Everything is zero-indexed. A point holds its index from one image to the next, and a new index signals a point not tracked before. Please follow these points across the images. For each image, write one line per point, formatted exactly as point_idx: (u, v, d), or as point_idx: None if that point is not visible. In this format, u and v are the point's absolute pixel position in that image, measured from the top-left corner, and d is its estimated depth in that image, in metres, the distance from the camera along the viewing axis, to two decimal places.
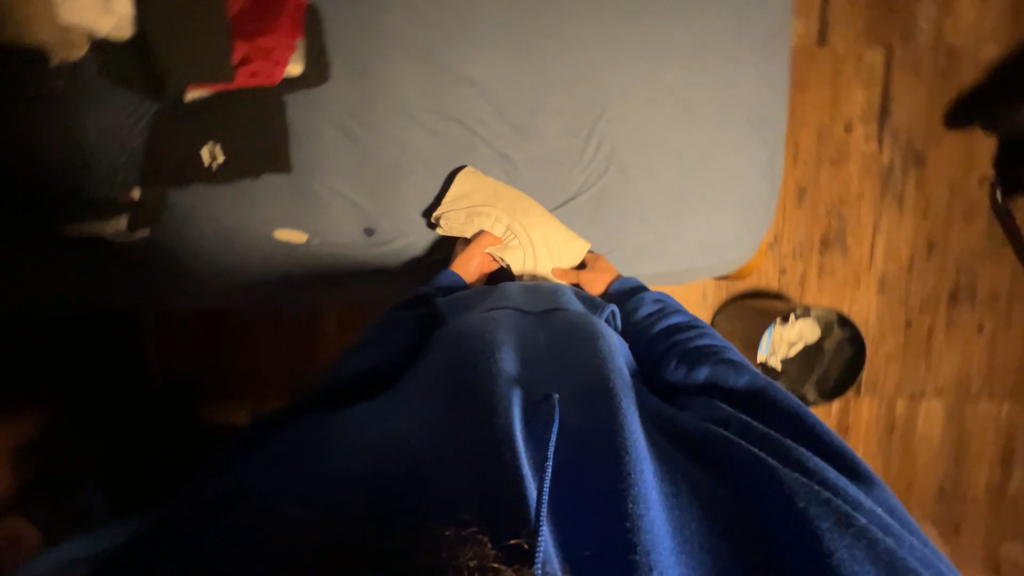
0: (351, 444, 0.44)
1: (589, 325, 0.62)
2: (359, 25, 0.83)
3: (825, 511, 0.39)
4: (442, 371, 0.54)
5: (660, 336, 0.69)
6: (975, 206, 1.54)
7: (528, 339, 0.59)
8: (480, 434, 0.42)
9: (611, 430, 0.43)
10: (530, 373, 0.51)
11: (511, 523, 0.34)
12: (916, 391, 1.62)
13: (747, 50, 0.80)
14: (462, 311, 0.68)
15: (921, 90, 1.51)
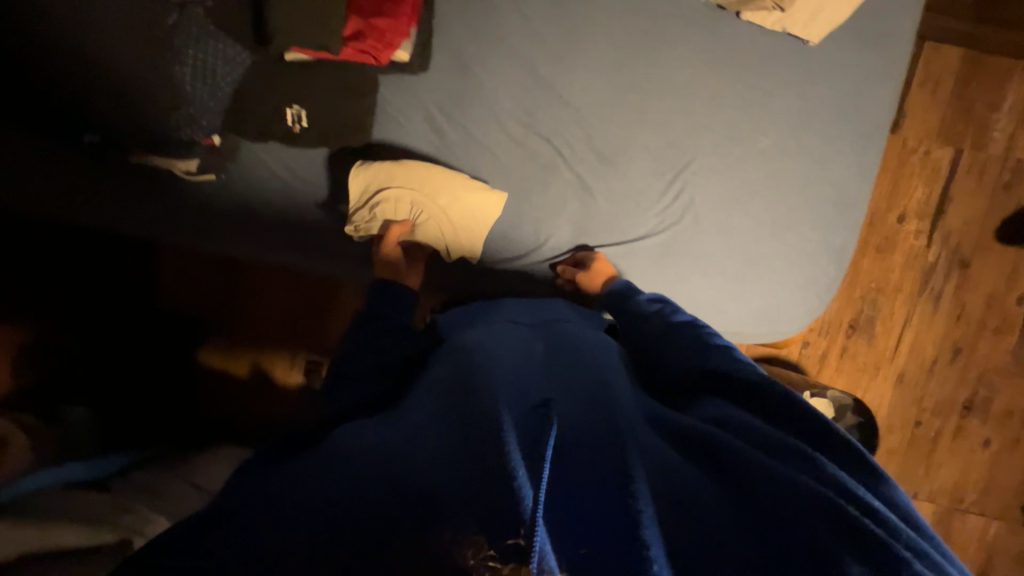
0: (363, 446, 0.48)
1: (580, 341, 0.66)
2: (471, 23, 0.83)
3: (834, 530, 0.40)
4: (454, 373, 0.57)
5: (659, 332, 0.70)
6: (1008, 323, 1.54)
7: (529, 351, 0.62)
8: (476, 430, 0.44)
9: (599, 454, 0.46)
10: (525, 379, 0.54)
11: (501, 522, 0.35)
12: (909, 490, 1.61)
13: (847, 133, 0.79)
14: (469, 323, 0.73)
15: (981, 198, 1.51)
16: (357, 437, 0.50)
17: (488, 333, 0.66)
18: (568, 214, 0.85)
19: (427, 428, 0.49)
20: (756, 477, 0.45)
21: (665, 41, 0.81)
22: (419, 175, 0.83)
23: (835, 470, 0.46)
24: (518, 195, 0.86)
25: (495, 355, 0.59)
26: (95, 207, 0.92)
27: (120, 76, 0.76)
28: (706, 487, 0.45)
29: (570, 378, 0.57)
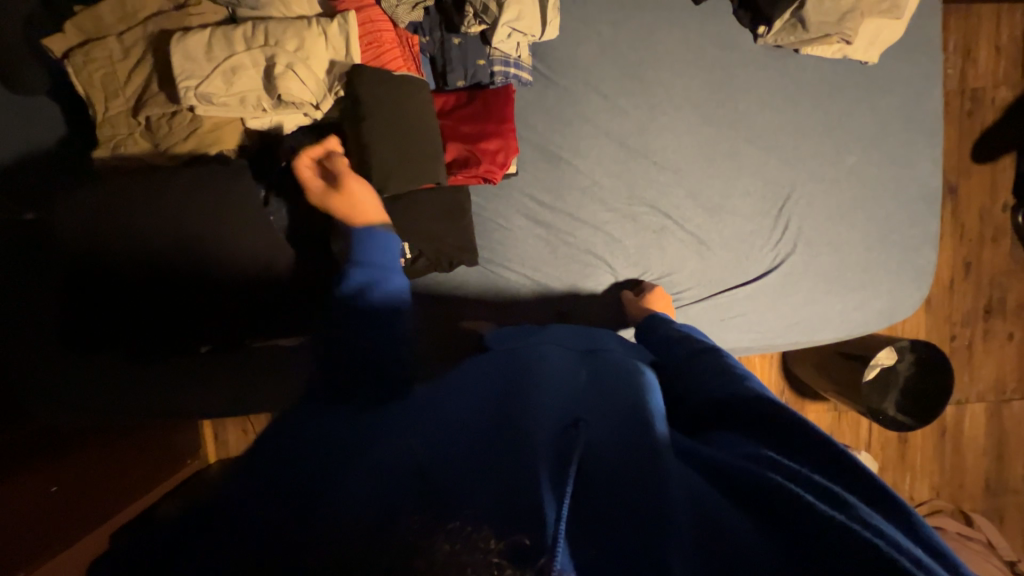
0: (383, 445, 0.44)
1: (618, 365, 0.59)
2: (553, 114, 0.82)
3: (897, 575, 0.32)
4: (482, 405, 0.51)
5: (687, 355, 0.64)
6: (1002, 229, 1.72)
7: (570, 374, 0.58)
8: (510, 451, 0.42)
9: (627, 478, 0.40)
10: (565, 404, 0.50)
11: (522, 521, 0.34)
12: (961, 397, 1.79)
13: (917, 131, 0.86)
14: (522, 349, 0.65)
15: (953, 127, 1.66)
16: (378, 443, 0.45)
17: (541, 356, 0.61)
18: (690, 269, 0.87)
19: (438, 437, 0.45)
20: (780, 514, 0.37)
21: (739, 86, 0.83)
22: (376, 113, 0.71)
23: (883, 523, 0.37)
24: (638, 265, 0.87)
25: (548, 379, 0.55)
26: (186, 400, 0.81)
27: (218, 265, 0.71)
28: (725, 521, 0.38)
29: (614, 389, 0.53)
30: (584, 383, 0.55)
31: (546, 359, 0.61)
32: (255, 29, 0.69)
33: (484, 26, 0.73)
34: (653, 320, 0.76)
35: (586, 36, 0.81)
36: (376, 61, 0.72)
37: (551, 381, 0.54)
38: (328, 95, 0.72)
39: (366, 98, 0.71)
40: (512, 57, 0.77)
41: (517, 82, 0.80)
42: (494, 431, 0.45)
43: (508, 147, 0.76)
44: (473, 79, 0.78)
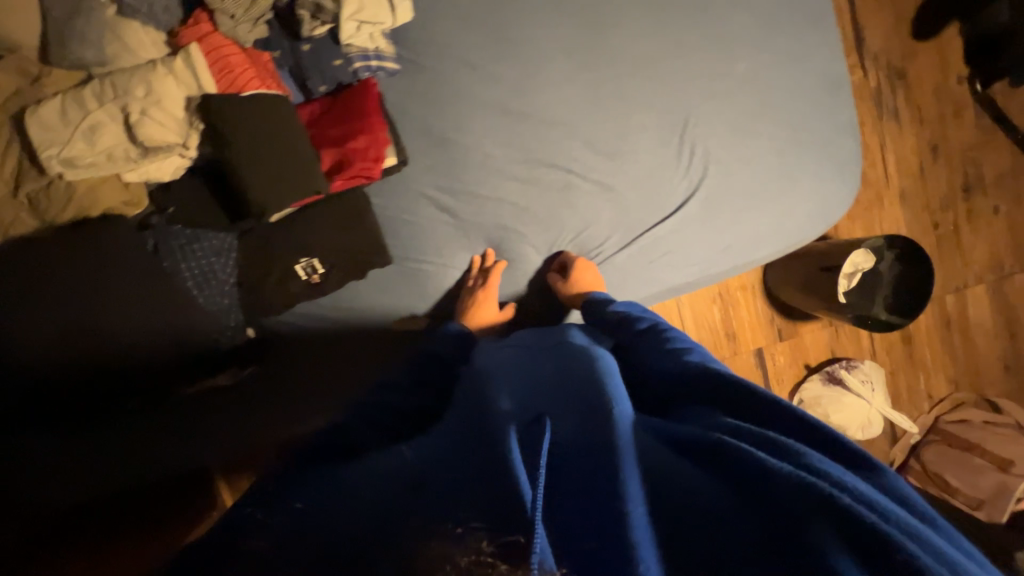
0: (359, 481, 0.49)
1: (576, 348, 0.64)
2: (428, 97, 0.81)
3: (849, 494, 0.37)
4: (458, 425, 0.56)
5: (640, 331, 0.69)
6: (961, 103, 1.64)
7: (533, 367, 0.63)
8: (488, 457, 0.46)
9: (594, 459, 0.44)
10: (534, 400, 0.55)
11: (507, 509, 0.40)
12: (960, 284, 1.73)
13: (804, 22, 0.82)
14: (497, 360, 0.68)
15: (885, 11, 1.59)
16: (347, 484, 0.49)
17: (503, 364, 0.66)
18: (606, 219, 0.85)
19: (416, 463, 0.50)
20: (748, 469, 0.40)
21: (609, 23, 0.81)
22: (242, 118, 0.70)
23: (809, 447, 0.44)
24: (553, 227, 0.85)
25: (514, 384, 0.60)
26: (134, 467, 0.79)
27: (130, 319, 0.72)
28: (689, 483, 0.41)
29: (577, 371, 0.57)
30: (549, 372, 0.60)
31: (513, 364, 0.66)
32: (106, 84, 0.69)
33: (328, 26, 0.72)
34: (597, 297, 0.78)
35: (440, 10, 0.80)
36: (229, 85, 0.71)
37: (515, 384, 0.60)
38: (191, 131, 0.72)
39: (225, 122, 0.69)
40: (370, 51, 0.77)
41: (382, 73, 0.79)
42: (469, 448, 0.49)
43: (376, 141, 0.74)
44: (335, 81, 0.77)
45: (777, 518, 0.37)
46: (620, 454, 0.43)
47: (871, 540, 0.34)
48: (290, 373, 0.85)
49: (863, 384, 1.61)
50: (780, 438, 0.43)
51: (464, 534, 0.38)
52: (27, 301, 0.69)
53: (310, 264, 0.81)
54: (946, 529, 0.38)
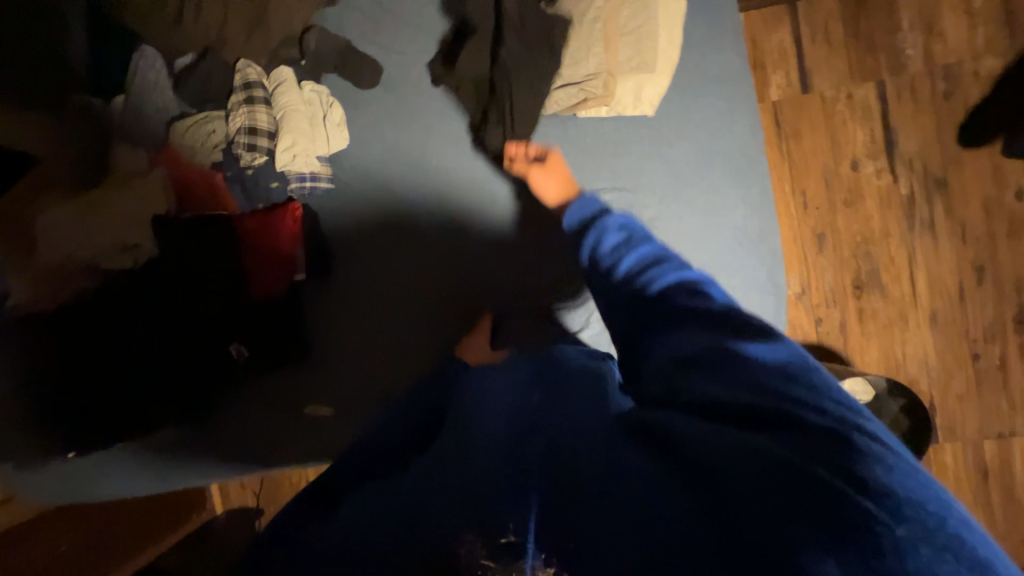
0: (378, 497, 0.55)
1: (569, 370, 0.62)
2: (353, 218, 0.92)
3: (782, 495, 0.37)
4: (462, 413, 0.61)
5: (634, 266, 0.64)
6: (1019, 222, 1.42)
7: (522, 392, 0.61)
8: (474, 456, 0.52)
9: (574, 453, 0.48)
10: (519, 414, 0.57)
11: (492, 527, 0.45)
12: (1004, 430, 1.45)
13: (721, 177, 0.80)
14: (479, 373, 0.70)
15: (925, 115, 1.43)
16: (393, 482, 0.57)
17: (504, 366, 0.71)
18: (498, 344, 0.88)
19: (433, 463, 0.55)
20: (705, 457, 0.42)
21: None
22: (180, 228, 0.86)
23: (819, 421, 0.42)
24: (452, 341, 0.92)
25: (510, 386, 0.63)
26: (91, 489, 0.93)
27: (86, 384, 0.85)
28: (639, 471, 0.44)
29: (568, 381, 0.60)
30: (547, 377, 0.62)
31: (513, 363, 0.70)
32: (94, 195, 0.85)
33: (266, 157, 0.85)
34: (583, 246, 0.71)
35: (374, 142, 0.91)
36: (189, 204, 0.87)
37: (506, 387, 0.63)
38: (146, 235, 0.86)
39: (171, 232, 0.86)
40: (306, 173, 0.87)
41: (317, 190, 0.90)
42: (466, 443, 0.55)
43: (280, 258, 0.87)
44: (271, 199, 0.89)
45: (709, 503, 0.39)
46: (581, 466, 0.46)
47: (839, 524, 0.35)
48: (230, 426, 0.94)
49: None
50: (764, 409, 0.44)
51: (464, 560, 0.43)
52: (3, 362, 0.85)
53: (239, 348, 0.92)
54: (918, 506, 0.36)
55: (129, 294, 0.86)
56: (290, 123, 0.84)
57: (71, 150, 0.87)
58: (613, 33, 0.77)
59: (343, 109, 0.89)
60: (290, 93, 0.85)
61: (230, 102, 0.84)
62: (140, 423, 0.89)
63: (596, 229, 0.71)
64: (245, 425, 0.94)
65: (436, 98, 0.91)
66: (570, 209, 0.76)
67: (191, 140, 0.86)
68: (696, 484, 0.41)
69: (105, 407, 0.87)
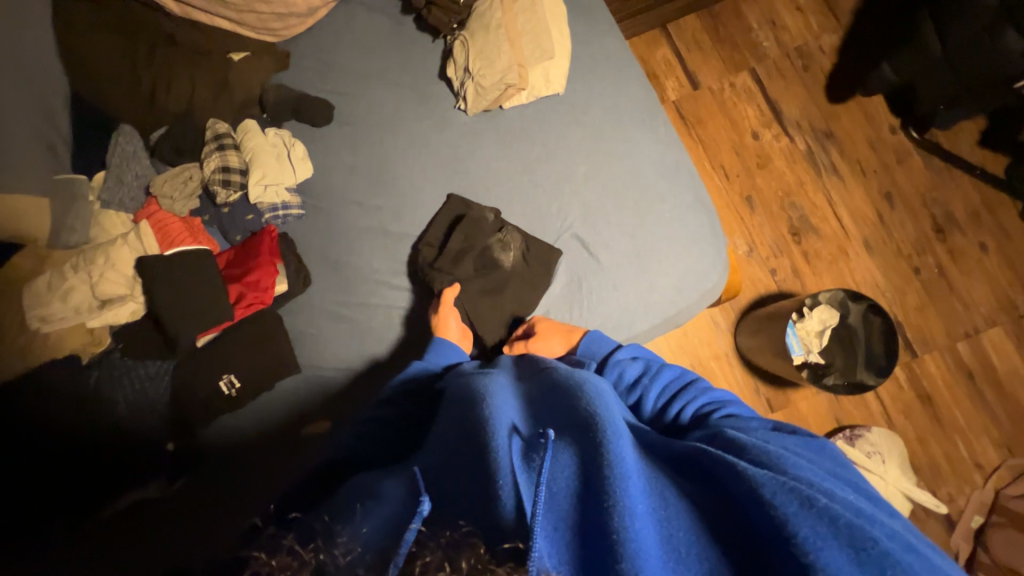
0: (376, 492, 0.55)
1: (564, 375, 0.69)
2: (325, 234, 0.99)
3: (790, 497, 0.45)
4: (460, 424, 0.63)
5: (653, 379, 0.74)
6: (902, 151, 1.65)
7: (523, 398, 0.69)
8: (480, 462, 0.53)
9: (586, 455, 0.51)
10: (529, 419, 0.63)
11: (502, 535, 0.44)
12: (969, 329, 1.55)
13: (633, 127, 0.96)
14: (473, 375, 0.75)
15: (795, 86, 1.72)
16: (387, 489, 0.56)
17: (501, 381, 0.73)
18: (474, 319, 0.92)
19: (436, 480, 0.55)
20: (722, 467, 0.51)
21: (464, 141, 1.00)
22: (163, 268, 0.89)
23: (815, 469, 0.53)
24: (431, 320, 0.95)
25: (516, 404, 0.67)
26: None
27: (75, 437, 0.87)
28: (676, 492, 0.51)
29: (572, 384, 0.65)
30: (550, 386, 0.68)
31: (516, 384, 0.74)
32: (81, 258, 0.93)
33: (240, 192, 0.95)
34: (602, 363, 0.79)
35: (335, 166, 1.02)
36: (165, 246, 0.92)
37: (511, 402, 0.66)
38: (135, 283, 0.94)
39: (155, 271, 0.89)
40: (278, 203, 0.97)
41: (289, 217, 0.99)
42: (468, 453, 0.56)
43: (266, 274, 0.91)
44: (249, 230, 0.98)
45: (737, 515, 0.47)
46: (620, 463, 0.49)
47: (857, 533, 0.42)
48: (231, 467, 0.94)
49: (872, 457, 1.40)
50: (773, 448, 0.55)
51: (463, 540, 0.42)
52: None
53: (230, 379, 0.94)
54: (904, 542, 0.45)
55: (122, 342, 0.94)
56: (258, 159, 0.95)
57: (56, 224, 0.95)
58: (514, 35, 0.94)
59: (304, 146, 1.02)
60: (255, 137, 0.97)
61: (203, 152, 0.96)
62: (130, 468, 0.89)
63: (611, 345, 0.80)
64: (243, 472, 0.94)
65: (379, 115, 1.03)
66: (586, 341, 0.82)
67: (167, 191, 0.94)
68: (726, 504, 0.49)
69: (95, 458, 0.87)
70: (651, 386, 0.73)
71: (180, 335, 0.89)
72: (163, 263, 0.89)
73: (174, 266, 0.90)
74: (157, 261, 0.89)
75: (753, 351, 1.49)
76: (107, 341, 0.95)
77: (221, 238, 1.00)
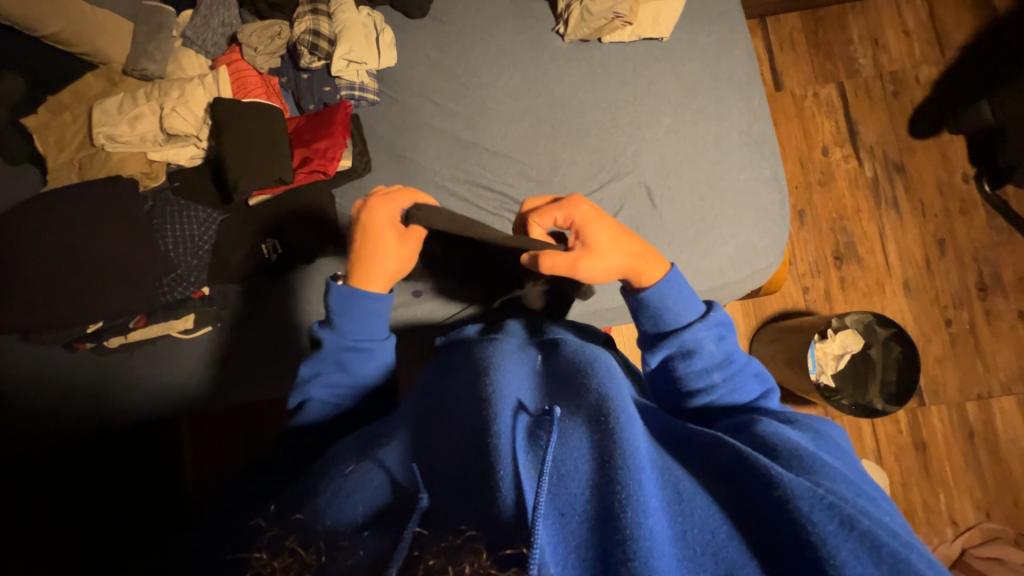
0: (378, 475, 0.58)
1: (572, 358, 0.70)
2: (396, 125, 0.99)
3: (829, 514, 0.44)
4: (465, 391, 0.64)
5: (719, 374, 0.68)
6: (969, 201, 1.61)
7: (532, 368, 0.70)
8: (482, 439, 0.54)
9: (593, 441, 0.53)
10: (534, 391, 0.64)
11: (502, 537, 0.45)
12: (982, 391, 1.55)
13: (728, 90, 0.94)
14: (481, 343, 0.76)
15: (880, 110, 1.66)
16: (365, 475, 0.58)
17: (509, 350, 0.73)
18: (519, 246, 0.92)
19: (435, 451, 0.58)
20: (747, 474, 0.50)
21: (554, 65, 0.98)
22: (233, 115, 0.90)
23: (848, 478, 0.52)
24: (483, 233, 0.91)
25: (527, 376, 0.68)
26: (72, 428, 0.96)
27: (109, 255, 0.87)
28: (693, 484, 0.51)
29: (580, 370, 0.65)
30: (559, 367, 0.69)
31: (527, 354, 0.74)
32: (154, 89, 0.93)
33: (323, 61, 0.94)
34: (668, 337, 0.69)
35: (419, 61, 1.00)
36: (241, 95, 0.92)
37: (520, 374, 0.67)
38: (201, 124, 0.92)
39: (225, 116, 0.89)
40: (356, 83, 0.96)
41: (363, 102, 0.98)
42: (470, 426, 0.57)
43: (334, 144, 0.91)
44: (323, 102, 0.97)
45: (757, 522, 0.47)
46: (630, 454, 0.50)
47: (898, 561, 0.42)
48: (256, 333, 0.97)
49: None
50: (807, 451, 0.53)
51: (464, 544, 0.43)
52: (34, 237, 0.86)
53: (272, 244, 0.95)
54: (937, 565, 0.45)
55: (174, 181, 0.95)
56: (349, 32, 0.94)
57: (134, 50, 0.94)
58: None
59: (393, 35, 1.00)
60: (349, 11, 0.95)
61: (296, 12, 0.95)
62: (153, 299, 0.90)
63: (684, 317, 0.69)
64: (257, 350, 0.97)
65: (475, 20, 1.01)
66: (663, 292, 0.70)
67: (254, 39, 0.93)
68: (751, 508, 0.48)
69: (123, 279, 0.87)
70: (715, 379, 0.67)
71: (238, 185, 0.89)
72: (233, 111, 0.89)
73: (242, 119, 0.90)
74: (226, 108, 0.89)
75: (766, 359, 1.50)
76: (161, 180, 0.95)
77: (294, 105, 0.99)
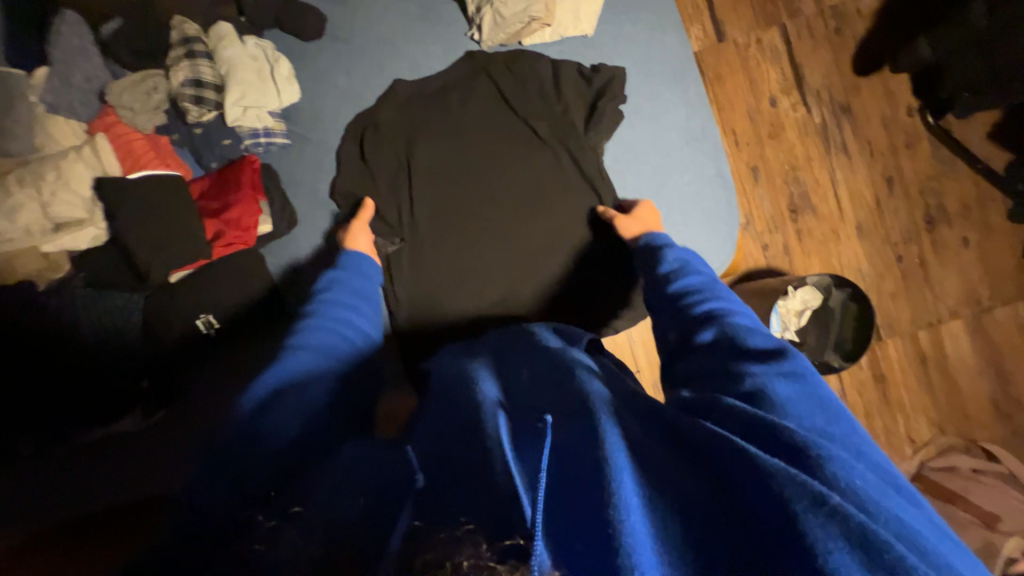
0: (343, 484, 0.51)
1: (552, 355, 0.62)
2: (314, 167, 0.90)
3: (800, 491, 0.40)
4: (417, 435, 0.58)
5: (800, 403, 0.52)
6: (914, 134, 1.62)
7: (510, 372, 0.62)
8: (462, 464, 0.47)
9: (586, 437, 0.46)
10: (523, 396, 0.55)
11: (502, 527, 0.38)
12: (932, 318, 1.64)
13: (663, 85, 0.92)
14: (451, 359, 0.72)
15: (823, 50, 1.61)
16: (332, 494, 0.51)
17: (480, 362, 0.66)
18: (474, 255, 0.89)
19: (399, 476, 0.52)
20: (728, 464, 0.44)
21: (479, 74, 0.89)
22: (121, 194, 0.80)
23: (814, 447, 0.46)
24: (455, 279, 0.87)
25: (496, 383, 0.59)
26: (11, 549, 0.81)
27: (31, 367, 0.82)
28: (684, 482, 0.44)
29: (562, 366, 0.59)
30: (543, 363, 0.61)
31: (506, 359, 0.66)
32: (25, 170, 0.81)
33: (215, 111, 0.83)
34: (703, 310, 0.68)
35: (326, 91, 0.91)
36: (131, 169, 0.83)
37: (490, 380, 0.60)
38: (95, 204, 0.83)
39: (115, 196, 0.80)
40: (260, 129, 0.86)
41: (272, 147, 0.89)
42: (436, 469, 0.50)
43: (247, 211, 0.84)
44: (228, 157, 0.88)
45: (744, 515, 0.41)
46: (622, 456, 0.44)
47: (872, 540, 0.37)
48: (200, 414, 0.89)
49: None
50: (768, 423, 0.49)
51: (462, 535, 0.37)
52: None
53: (207, 319, 0.87)
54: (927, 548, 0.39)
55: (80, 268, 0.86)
56: (239, 71, 0.82)
57: None
58: None
59: (290, 64, 0.88)
60: (232, 46, 0.83)
61: (169, 58, 0.82)
62: (87, 398, 0.84)
63: (746, 324, 0.65)
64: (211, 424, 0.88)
65: (381, 34, 0.92)
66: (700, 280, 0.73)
67: (127, 98, 0.81)
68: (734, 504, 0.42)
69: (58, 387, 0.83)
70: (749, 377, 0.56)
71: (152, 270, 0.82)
72: (120, 185, 0.80)
73: (134, 197, 0.81)
74: (114, 192, 0.80)
75: None
76: (66, 267, 0.85)
77: (196, 164, 0.90)
